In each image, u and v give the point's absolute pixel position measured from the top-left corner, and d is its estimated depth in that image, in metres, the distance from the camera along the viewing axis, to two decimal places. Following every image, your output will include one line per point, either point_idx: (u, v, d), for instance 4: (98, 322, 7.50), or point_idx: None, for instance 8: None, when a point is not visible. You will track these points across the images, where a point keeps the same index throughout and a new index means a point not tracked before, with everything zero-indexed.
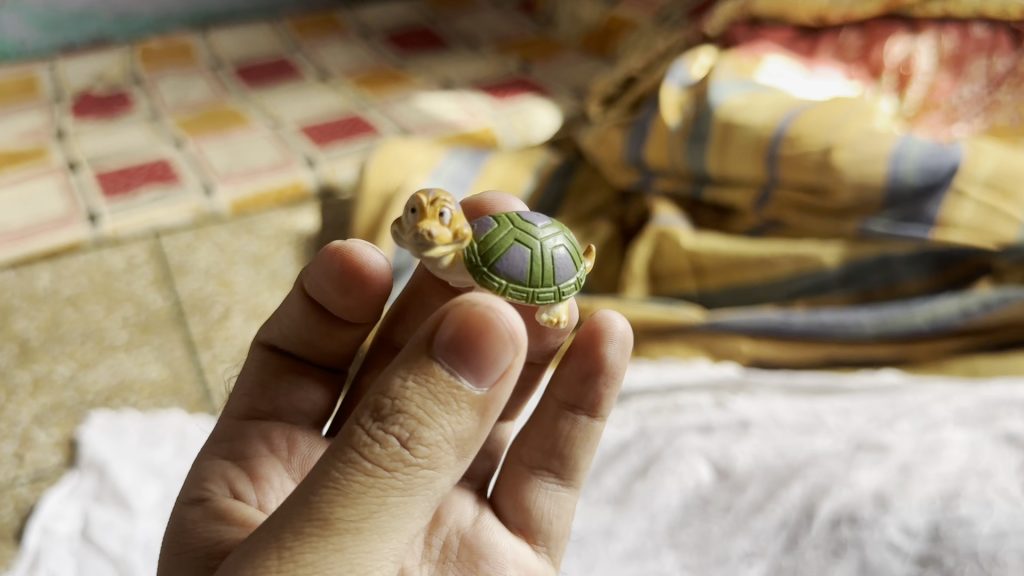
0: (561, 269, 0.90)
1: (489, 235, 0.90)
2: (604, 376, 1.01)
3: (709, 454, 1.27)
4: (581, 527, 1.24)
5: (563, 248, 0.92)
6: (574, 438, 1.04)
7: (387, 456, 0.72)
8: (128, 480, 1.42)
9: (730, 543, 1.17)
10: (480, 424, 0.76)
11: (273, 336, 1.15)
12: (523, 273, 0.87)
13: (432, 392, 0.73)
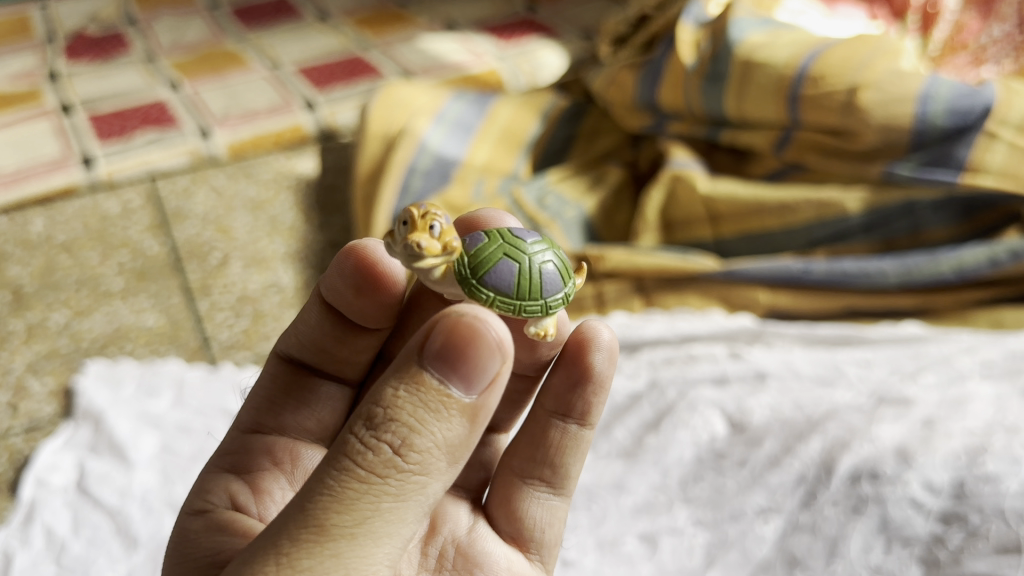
0: (549, 285, 0.83)
1: (480, 248, 0.83)
2: (591, 386, 0.96)
3: (723, 406, 1.22)
4: (590, 480, 1.22)
5: (552, 263, 0.85)
6: (564, 447, 0.99)
7: (380, 462, 0.68)
8: (125, 430, 1.38)
9: (746, 499, 1.13)
10: (469, 432, 0.71)
11: (287, 347, 1.10)
12: (511, 287, 0.81)
13: (422, 400, 0.69)
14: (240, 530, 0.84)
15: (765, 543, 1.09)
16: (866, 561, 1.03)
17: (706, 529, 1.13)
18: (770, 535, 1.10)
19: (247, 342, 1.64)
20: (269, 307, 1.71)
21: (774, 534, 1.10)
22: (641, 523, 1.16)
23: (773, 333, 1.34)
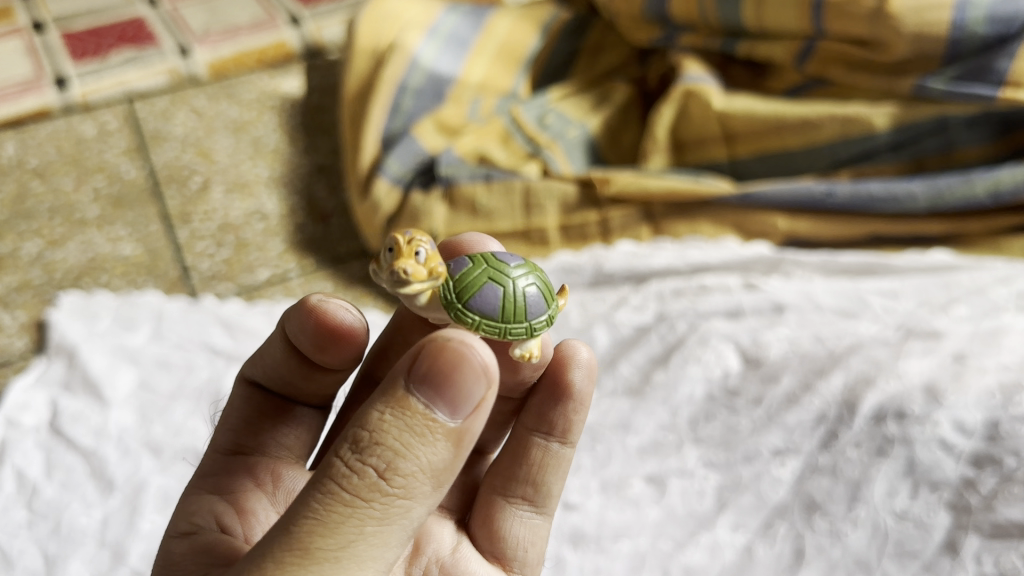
0: (533, 308, 0.75)
1: (464, 271, 0.75)
2: (571, 402, 0.90)
3: (737, 340, 1.14)
4: (592, 419, 1.13)
5: (534, 284, 0.76)
6: (547, 466, 0.92)
7: (364, 486, 0.61)
8: (100, 365, 1.30)
9: (761, 440, 1.06)
10: (455, 457, 0.64)
11: (255, 375, 0.97)
12: (495, 312, 0.73)
13: (406, 425, 0.62)
14: (230, 556, 0.77)
15: (782, 486, 1.03)
16: (891, 507, 0.96)
17: (718, 471, 1.06)
18: (787, 478, 1.03)
19: (229, 273, 1.55)
20: (253, 236, 1.62)
21: (792, 477, 1.03)
22: (649, 464, 1.08)
23: (793, 261, 1.24)
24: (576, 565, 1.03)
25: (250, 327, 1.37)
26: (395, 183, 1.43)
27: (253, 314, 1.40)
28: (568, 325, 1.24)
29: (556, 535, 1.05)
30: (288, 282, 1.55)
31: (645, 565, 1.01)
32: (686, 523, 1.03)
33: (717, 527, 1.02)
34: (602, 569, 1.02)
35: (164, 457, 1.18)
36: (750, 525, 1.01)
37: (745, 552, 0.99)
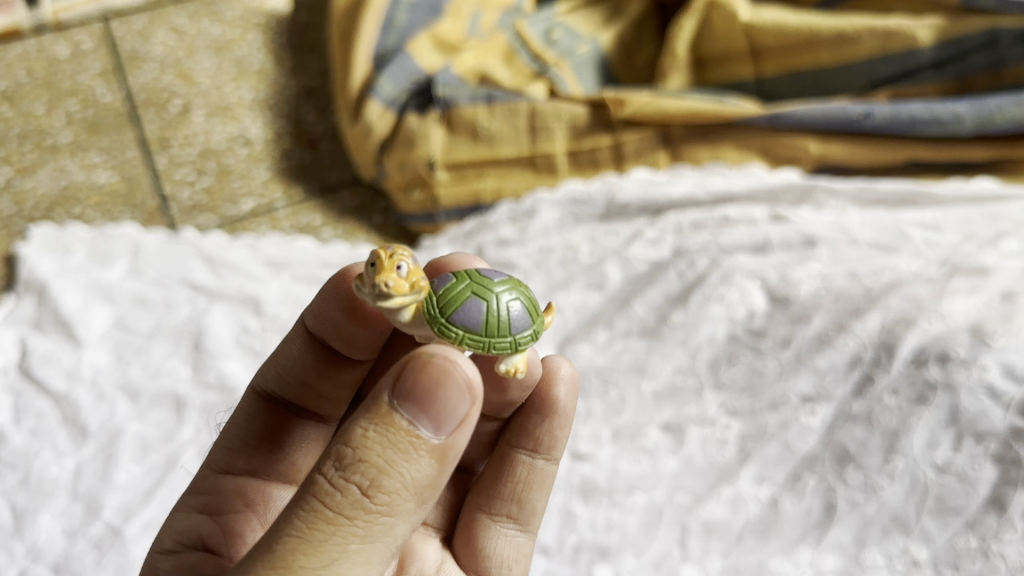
0: (518, 321, 0.66)
1: (447, 285, 0.66)
2: (554, 418, 0.82)
3: (764, 276, 1.05)
4: (604, 362, 1.05)
5: (518, 296, 0.67)
6: (531, 483, 0.84)
7: (349, 502, 0.54)
8: (73, 304, 1.19)
9: (788, 385, 0.97)
10: (441, 475, 0.57)
11: (267, 382, 0.88)
12: (479, 325, 0.64)
13: (390, 441, 0.55)
14: (220, 574, 0.71)
15: (812, 436, 0.94)
16: (931, 459, 0.88)
17: (741, 419, 0.97)
18: (818, 427, 0.94)
19: (211, 204, 1.45)
20: (236, 163, 1.52)
21: (822, 426, 0.94)
22: (665, 411, 0.99)
23: (827, 189, 1.14)
24: (585, 519, 0.94)
25: (233, 262, 1.27)
26: (389, 105, 1.33)
27: (237, 247, 1.30)
28: (577, 261, 1.14)
29: (565, 487, 0.97)
30: (273, 213, 1.45)
31: (662, 520, 0.93)
32: (706, 476, 0.95)
33: (740, 478, 0.94)
34: (614, 523, 0.93)
35: (141, 402, 1.10)
36: (775, 477, 0.93)
37: (771, 507, 0.91)
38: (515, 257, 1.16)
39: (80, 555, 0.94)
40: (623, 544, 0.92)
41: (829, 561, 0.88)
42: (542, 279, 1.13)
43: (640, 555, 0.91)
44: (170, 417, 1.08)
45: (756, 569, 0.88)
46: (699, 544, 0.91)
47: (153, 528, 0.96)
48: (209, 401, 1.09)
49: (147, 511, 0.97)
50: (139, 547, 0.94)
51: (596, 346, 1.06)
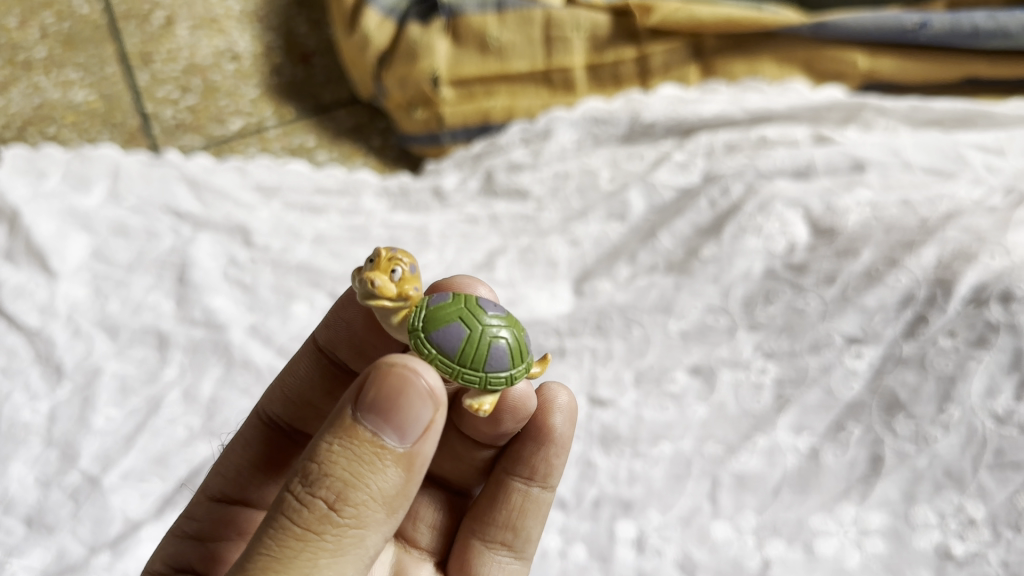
0: (497, 356, 0.58)
1: (443, 300, 0.60)
2: (550, 445, 0.73)
3: (806, 204, 0.97)
4: (626, 300, 0.97)
5: (505, 332, 0.59)
6: (527, 510, 0.75)
7: (316, 515, 0.50)
8: (48, 233, 1.07)
9: (830, 326, 0.89)
10: (408, 483, 0.53)
11: (270, 405, 0.81)
12: (453, 349, 0.57)
13: (354, 453, 0.51)
14: None
15: (856, 381, 0.86)
16: (991, 409, 0.79)
17: (777, 363, 0.89)
18: (863, 372, 0.86)
19: (196, 124, 1.35)
20: (223, 79, 1.40)
21: (868, 371, 0.86)
22: (694, 353, 0.92)
23: (878, 108, 1.06)
24: (605, 470, 0.86)
25: (219, 186, 1.16)
26: (388, 15, 1.21)
27: (224, 171, 1.19)
28: (596, 189, 1.10)
29: (583, 435, 0.88)
30: (263, 133, 1.36)
31: (691, 472, 0.84)
32: (739, 425, 0.87)
33: (776, 427, 0.85)
34: (637, 475, 0.85)
35: (121, 340, 1.00)
36: (815, 427, 0.85)
37: (812, 459, 0.83)
38: (528, 184, 1.12)
39: (54, 507, 0.85)
40: (647, 498, 0.83)
41: (874, 519, 0.79)
42: (558, 208, 1.10)
43: (666, 510, 0.82)
44: (152, 356, 0.99)
45: (795, 526, 0.80)
46: (731, 498, 0.82)
47: (134, 479, 0.88)
48: (194, 338, 1.00)
49: (127, 459, 0.89)
50: (119, 499, 0.86)
51: (617, 283, 0.99)
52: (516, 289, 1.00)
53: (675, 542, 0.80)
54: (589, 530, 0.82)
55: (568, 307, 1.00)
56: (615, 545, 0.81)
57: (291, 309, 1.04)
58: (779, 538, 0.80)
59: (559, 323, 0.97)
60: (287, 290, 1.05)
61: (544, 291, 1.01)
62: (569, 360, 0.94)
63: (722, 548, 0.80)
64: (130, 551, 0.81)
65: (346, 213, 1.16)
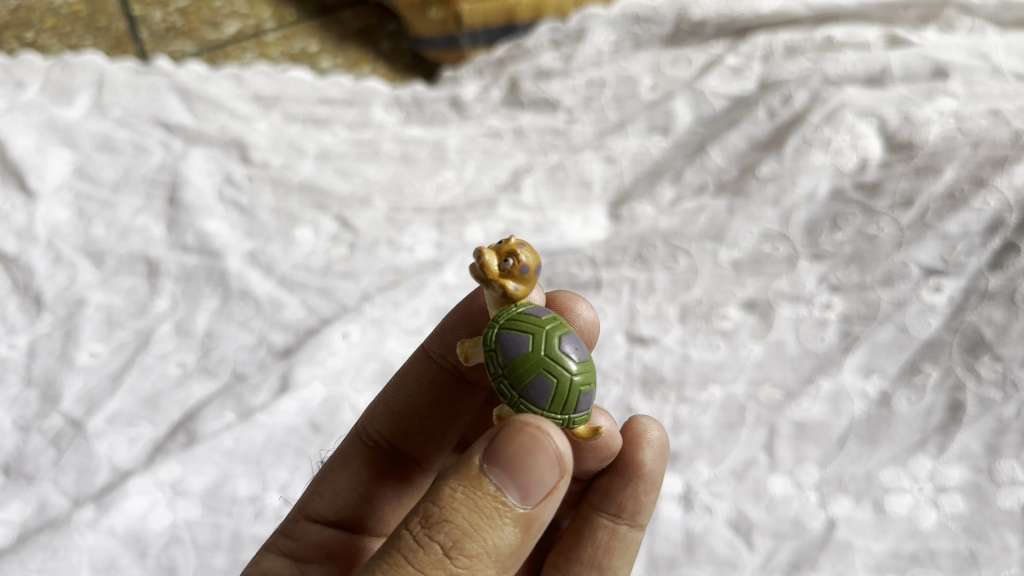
0: (538, 389, 0.48)
1: (535, 313, 0.52)
2: (637, 482, 0.64)
3: (881, 114, 0.88)
4: (671, 226, 0.88)
5: (566, 371, 0.49)
6: (613, 551, 0.64)
7: (429, 560, 0.42)
8: (26, 148, 0.96)
9: (906, 255, 0.79)
10: (521, 548, 0.45)
11: (374, 423, 0.68)
12: (507, 355, 0.49)
13: (476, 504, 0.43)
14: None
15: (934, 317, 0.75)
16: None
17: (844, 297, 0.80)
18: (942, 307, 0.76)
19: (187, 28, 1.23)
20: None
21: (948, 306, 0.76)
22: (748, 286, 0.83)
23: (962, 5, 0.96)
24: None
25: (212, 96, 1.05)
26: None
27: (219, 79, 1.07)
28: (636, 98, 1.02)
29: (623, 378, 0.79)
30: (260, 38, 1.23)
31: (745, 421, 0.75)
32: (799, 367, 0.77)
33: (842, 369, 0.75)
34: (683, 424, 0.76)
35: (107, 268, 0.90)
36: (887, 369, 0.75)
37: (883, 405, 0.73)
38: (559, 93, 1.04)
39: (34, 454, 0.75)
40: (695, 449, 0.74)
41: (953, 474, 0.68)
42: (592, 119, 1.02)
43: (715, 463, 0.73)
44: (141, 287, 0.89)
45: (863, 481, 0.70)
46: (790, 449, 0.73)
47: (122, 424, 0.78)
48: (187, 267, 0.90)
49: (113, 402, 0.79)
50: (105, 446, 0.76)
51: (661, 206, 0.91)
52: (546, 213, 0.94)
53: (727, 499, 0.71)
54: None
55: (603, 232, 0.92)
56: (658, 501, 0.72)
57: (294, 234, 0.93)
58: (846, 495, 0.69)
59: (594, 252, 0.88)
60: (288, 213, 0.95)
61: (577, 216, 0.94)
62: (606, 293, 0.85)
63: (780, 505, 0.70)
64: (115, 505, 0.71)
65: (353, 127, 1.04)
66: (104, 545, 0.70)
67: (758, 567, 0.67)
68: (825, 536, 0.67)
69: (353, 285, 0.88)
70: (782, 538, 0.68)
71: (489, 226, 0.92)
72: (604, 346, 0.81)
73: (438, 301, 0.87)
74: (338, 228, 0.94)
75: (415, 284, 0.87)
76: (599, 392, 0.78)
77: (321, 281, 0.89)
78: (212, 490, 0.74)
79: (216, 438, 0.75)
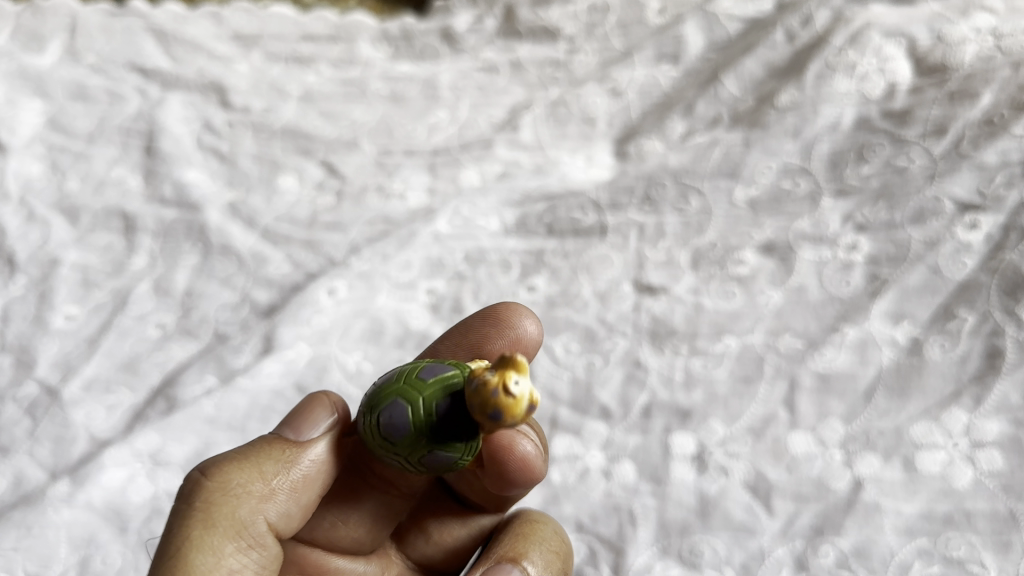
0: (386, 382, 0.50)
1: (446, 402, 0.47)
2: None
3: (911, 33, 0.79)
4: (681, 163, 0.82)
5: (377, 407, 0.48)
6: None
7: (192, 483, 0.47)
8: None
9: (939, 189, 0.72)
10: (299, 474, 0.51)
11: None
12: (433, 363, 0.49)
13: (251, 444, 0.52)
14: None
15: (969, 257, 0.69)
16: None
17: (872, 236, 0.73)
18: (979, 246, 0.69)
19: None
20: None
21: (986, 244, 0.69)
22: (766, 227, 0.77)
23: None
24: (657, 372, 0.71)
25: (190, 37, 0.98)
26: None
27: (197, 19, 1.00)
28: (642, 23, 0.94)
29: (630, 331, 0.74)
30: None
31: (763, 373, 0.69)
32: (822, 314, 0.71)
33: (869, 316, 0.69)
34: (696, 378, 0.70)
35: (82, 225, 0.85)
36: (918, 315, 0.68)
37: (914, 353, 0.67)
38: (558, 20, 0.96)
39: (8, 425, 0.71)
40: (709, 406, 0.69)
41: (991, 428, 0.62)
42: (595, 48, 0.95)
43: (731, 420, 0.68)
44: (118, 244, 0.84)
45: (892, 437, 0.64)
46: (812, 403, 0.67)
47: (99, 391, 0.74)
48: (165, 221, 0.84)
49: (90, 367, 0.74)
50: (82, 415, 0.72)
51: (670, 143, 0.85)
52: (546, 153, 0.88)
53: (744, 459, 0.66)
54: (638, 445, 0.68)
55: (608, 172, 0.86)
56: (671, 462, 0.67)
57: (278, 183, 0.87)
58: (873, 453, 0.64)
59: (598, 194, 0.82)
60: (270, 159, 0.89)
61: (579, 154, 0.88)
62: (612, 239, 0.80)
63: (802, 465, 0.64)
64: (91, 479, 0.67)
65: (339, 65, 0.98)
66: (83, 520, 0.65)
67: (778, 532, 0.62)
68: (851, 498, 0.62)
69: (341, 236, 0.83)
70: (804, 501, 0.63)
71: (484, 170, 0.87)
72: (611, 298, 0.77)
73: (431, 252, 0.81)
74: (323, 174, 0.88)
75: (406, 234, 0.82)
76: (605, 346, 0.74)
77: (307, 233, 0.83)
78: (195, 459, 0.69)
79: (195, 404, 0.71)
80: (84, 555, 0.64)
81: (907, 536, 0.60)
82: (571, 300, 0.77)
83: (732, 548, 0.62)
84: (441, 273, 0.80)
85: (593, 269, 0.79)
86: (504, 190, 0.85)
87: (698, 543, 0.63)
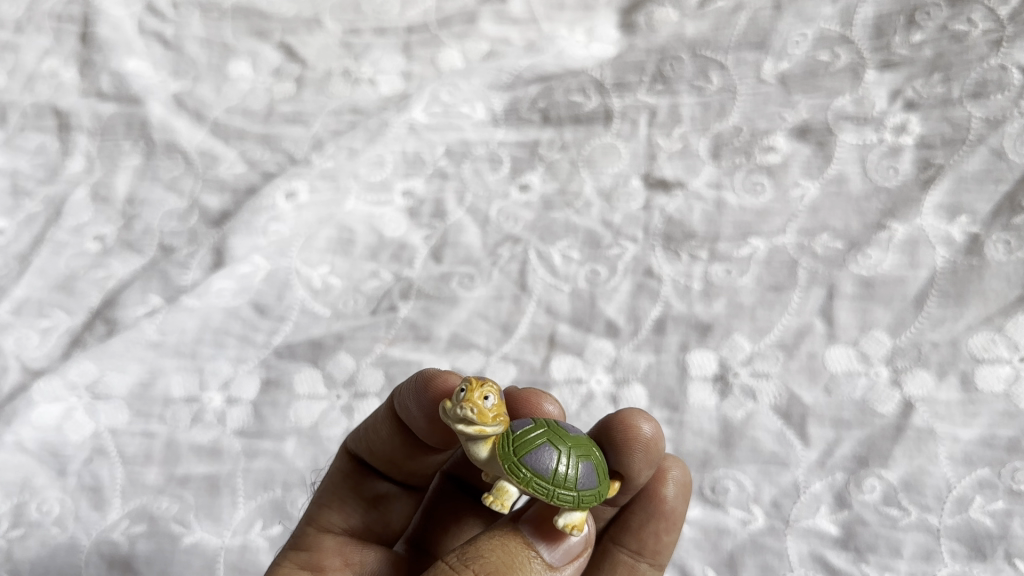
0: (587, 468, 0.39)
1: (529, 428, 0.40)
2: (667, 522, 0.47)
3: None
4: (699, 32, 0.70)
5: (590, 447, 0.40)
6: None
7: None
8: None
9: (1003, 56, 0.61)
10: None
11: (358, 443, 0.54)
12: (552, 469, 0.37)
13: (505, 548, 0.38)
14: None
15: None
16: None
17: (926, 113, 0.62)
18: None
19: None
20: None
21: None
22: (798, 106, 0.66)
23: None
24: (672, 281, 0.61)
25: None
26: None
27: None
28: None
29: (640, 235, 0.64)
30: None
31: (795, 280, 0.59)
32: (865, 210, 0.60)
33: (921, 211, 0.59)
34: (716, 287, 0.61)
35: (10, 125, 0.74)
36: (978, 209, 0.58)
37: (973, 252, 0.56)
38: None
39: None
40: (732, 318, 0.59)
41: None
42: None
43: (758, 335, 0.58)
44: (51, 145, 0.73)
45: (948, 351, 0.54)
46: (852, 312, 0.57)
47: (31, 314, 0.64)
48: (102, 118, 0.74)
49: (20, 288, 0.65)
50: (12, 342, 0.62)
51: (686, 11, 0.72)
52: (539, 27, 0.76)
53: (774, 379, 0.56)
54: (650, 365, 0.58)
55: (613, 47, 0.73)
56: (688, 385, 0.57)
57: (230, 70, 0.76)
58: (926, 370, 0.54)
59: (602, 73, 0.71)
60: (221, 43, 0.77)
61: (579, 28, 0.75)
62: (618, 127, 0.69)
63: (841, 387, 0.55)
64: (19, 417, 0.58)
65: None
66: (14, 463, 0.57)
67: (814, 464, 0.53)
68: (900, 423, 0.53)
69: (304, 130, 0.73)
70: (845, 428, 0.53)
71: (468, 49, 0.76)
72: (617, 197, 0.66)
73: (407, 147, 0.71)
74: (282, 59, 0.77)
75: (375, 125, 0.71)
76: (609, 253, 0.64)
77: (264, 127, 0.73)
78: (139, 391, 0.60)
79: (137, 328, 0.62)
80: (17, 504, 0.56)
81: (965, 467, 0.50)
82: (570, 200, 0.67)
83: (761, 482, 0.53)
84: (420, 171, 0.70)
85: (596, 162, 0.68)
86: (491, 71, 0.73)
87: (721, 478, 0.54)
